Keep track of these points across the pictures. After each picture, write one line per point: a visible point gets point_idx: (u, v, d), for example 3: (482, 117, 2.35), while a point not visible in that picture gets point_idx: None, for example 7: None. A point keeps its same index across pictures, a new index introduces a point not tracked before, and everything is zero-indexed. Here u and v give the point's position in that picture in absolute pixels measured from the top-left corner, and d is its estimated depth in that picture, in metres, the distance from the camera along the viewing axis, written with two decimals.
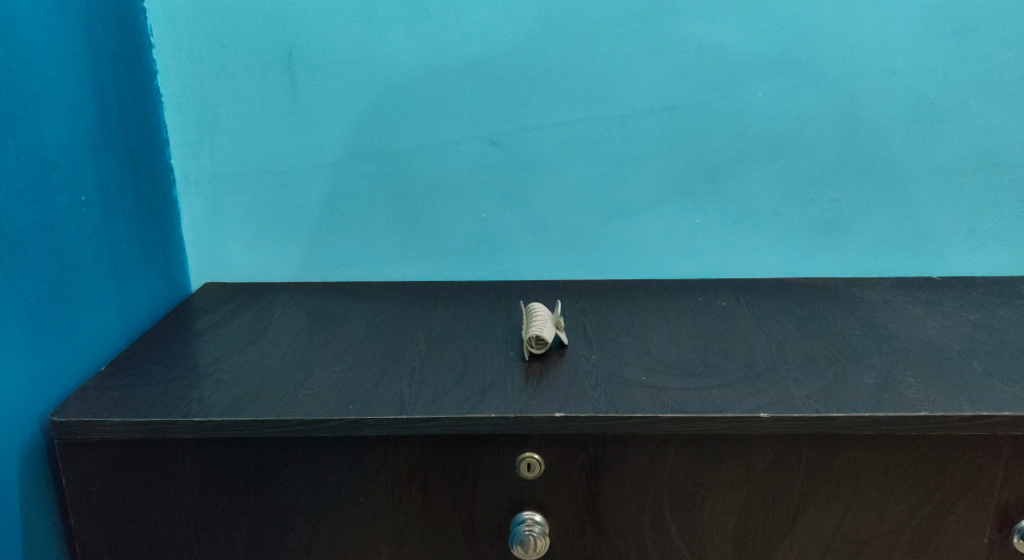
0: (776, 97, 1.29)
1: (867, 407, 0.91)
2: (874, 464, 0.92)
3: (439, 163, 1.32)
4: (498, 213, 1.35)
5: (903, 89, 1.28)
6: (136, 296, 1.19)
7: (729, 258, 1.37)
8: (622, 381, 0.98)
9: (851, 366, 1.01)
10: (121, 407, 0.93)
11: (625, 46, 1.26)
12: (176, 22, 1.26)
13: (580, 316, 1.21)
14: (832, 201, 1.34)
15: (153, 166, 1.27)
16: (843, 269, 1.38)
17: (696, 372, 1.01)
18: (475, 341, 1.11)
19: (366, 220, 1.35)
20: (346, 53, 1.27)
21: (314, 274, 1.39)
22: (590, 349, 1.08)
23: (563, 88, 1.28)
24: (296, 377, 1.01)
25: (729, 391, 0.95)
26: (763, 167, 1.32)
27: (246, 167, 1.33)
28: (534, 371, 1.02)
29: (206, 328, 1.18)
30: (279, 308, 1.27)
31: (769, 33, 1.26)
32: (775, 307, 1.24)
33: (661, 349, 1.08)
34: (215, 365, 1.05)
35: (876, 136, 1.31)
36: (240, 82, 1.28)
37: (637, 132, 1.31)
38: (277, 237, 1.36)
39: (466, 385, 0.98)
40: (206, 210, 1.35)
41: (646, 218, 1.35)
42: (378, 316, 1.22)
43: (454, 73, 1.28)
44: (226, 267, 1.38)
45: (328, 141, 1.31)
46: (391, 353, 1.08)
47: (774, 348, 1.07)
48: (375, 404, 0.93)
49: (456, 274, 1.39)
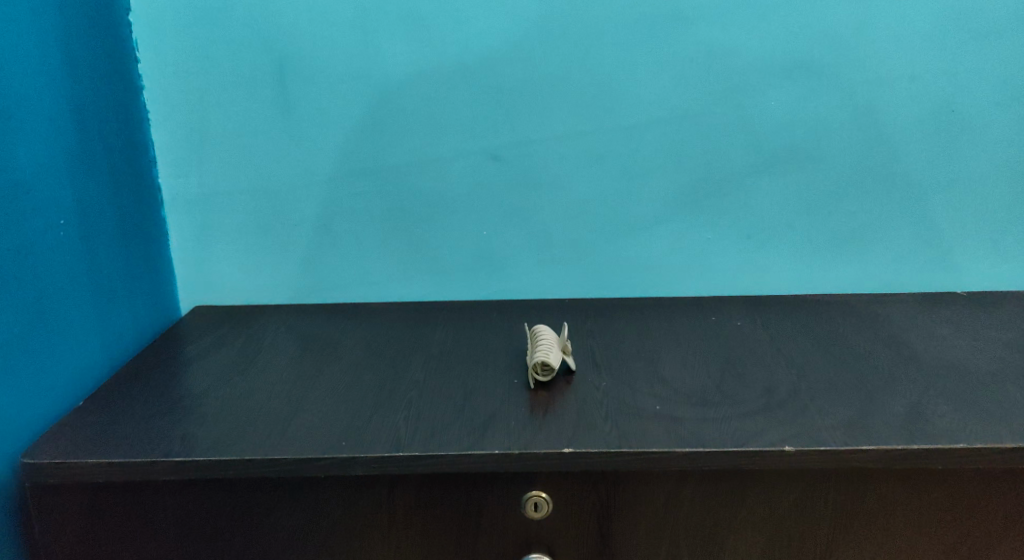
0: (789, 106, 1.23)
1: (899, 439, 0.84)
2: (908, 502, 0.86)
3: (438, 179, 1.27)
4: (500, 230, 1.29)
5: (923, 96, 1.22)
6: (119, 324, 1.14)
7: (743, 274, 1.31)
8: (634, 412, 0.92)
9: (879, 393, 0.95)
10: (97, 447, 0.87)
11: (630, 55, 1.21)
12: (161, 35, 1.20)
13: (588, 338, 1.15)
14: (849, 214, 1.28)
15: (139, 186, 1.22)
16: (862, 284, 1.31)
17: (713, 400, 0.94)
18: (477, 368, 1.05)
19: (361, 239, 1.29)
20: (338, 64, 1.21)
21: (308, 296, 1.33)
22: (599, 376, 1.02)
23: (566, 99, 1.23)
24: (286, 411, 0.95)
25: (750, 422, 0.89)
26: (777, 180, 1.26)
27: (236, 186, 1.27)
28: (539, 401, 0.95)
29: (194, 357, 1.13)
30: (270, 333, 1.21)
31: (781, 39, 1.20)
32: (793, 326, 1.17)
33: (675, 376, 1.01)
34: (200, 399, 0.99)
35: (895, 146, 1.25)
36: (229, 97, 1.23)
37: (645, 144, 1.25)
38: (269, 258, 1.31)
39: (467, 418, 0.92)
40: (195, 231, 1.29)
41: (655, 234, 1.29)
42: (374, 341, 1.16)
43: (452, 85, 1.22)
44: (216, 289, 1.33)
45: (321, 157, 1.26)
46: (387, 382, 1.02)
47: (794, 374, 1.01)
48: (369, 441, 0.87)
49: (456, 294, 1.33)
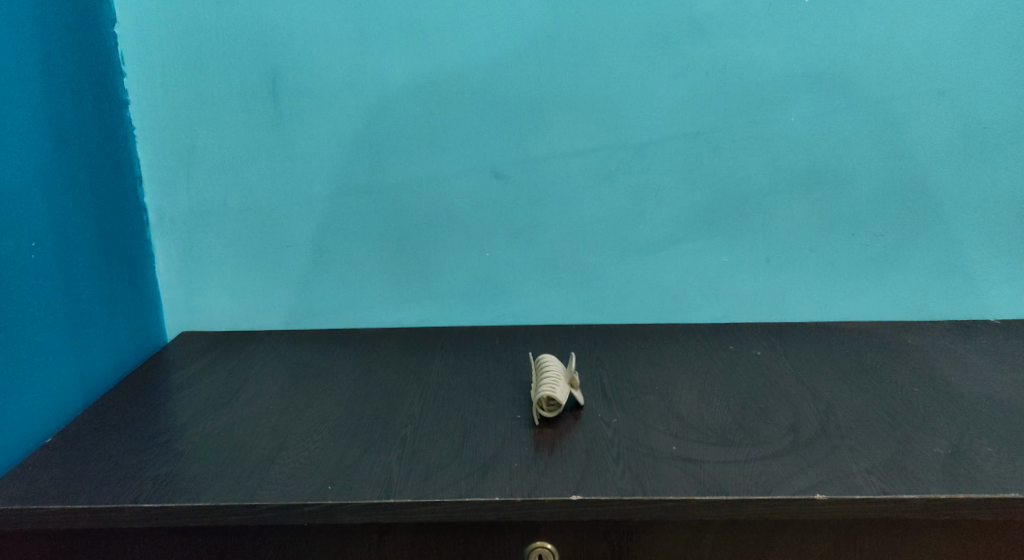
0: (810, 122, 1.16)
1: (943, 487, 0.76)
2: (949, 553, 0.79)
3: (439, 198, 1.20)
4: (503, 252, 1.22)
5: (954, 113, 1.15)
6: (95, 352, 1.07)
7: (762, 300, 1.24)
8: (649, 453, 0.84)
9: (915, 433, 0.87)
10: (60, 492, 0.80)
11: (642, 68, 1.14)
12: (148, 48, 1.15)
13: (597, 368, 1.07)
14: (876, 236, 1.20)
15: (122, 205, 1.15)
16: (889, 311, 1.23)
17: (734, 440, 0.87)
18: (477, 401, 0.98)
19: (357, 261, 1.23)
20: (334, 78, 1.15)
21: (301, 321, 1.26)
22: (609, 411, 0.94)
23: (576, 115, 1.16)
24: (269, 450, 0.87)
25: (776, 465, 0.81)
26: (798, 200, 1.19)
27: (226, 206, 1.21)
28: (545, 440, 0.88)
29: (177, 388, 1.06)
30: (259, 361, 1.14)
31: (802, 51, 1.13)
32: (817, 356, 1.10)
33: (691, 412, 0.94)
34: (179, 435, 0.92)
35: (923, 164, 1.17)
36: (218, 112, 1.17)
37: (658, 162, 1.18)
38: (260, 281, 1.24)
39: (466, 459, 0.84)
40: (182, 252, 1.23)
41: (668, 257, 1.22)
42: (369, 371, 1.09)
43: (454, 100, 1.16)
44: (203, 313, 1.26)
45: (316, 175, 1.19)
46: (380, 417, 0.94)
47: (822, 410, 0.93)
48: (357, 485, 0.80)
49: (456, 319, 1.26)
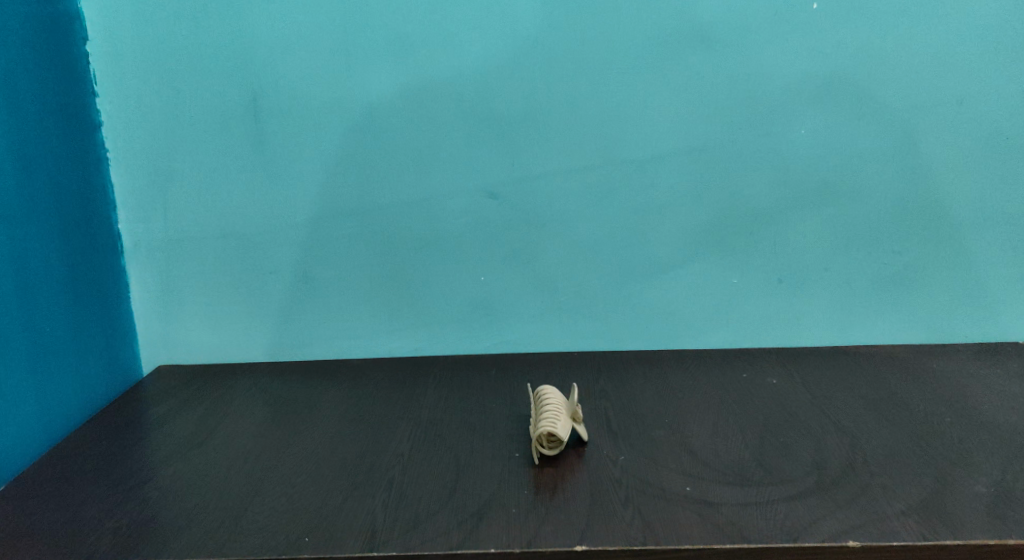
0: (821, 135, 1.09)
1: (989, 532, 0.70)
2: None
3: (430, 220, 1.13)
4: (499, 276, 1.15)
5: (974, 124, 1.08)
6: (61, 391, 1.01)
7: (775, 324, 1.17)
8: (660, 495, 0.78)
9: (952, 469, 0.81)
10: (13, 550, 0.75)
11: (643, 81, 1.08)
12: (121, 66, 1.08)
13: (601, 399, 1.00)
14: (894, 254, 1.13)
15: (94, 232, 1.09)
16: (910, 334, 1.16)
17: (753, 479, 0.80)
18: (471, 439, 0.91)
19: (344, 287, 1.16)
20: (317, 95, 1.09)
21: (286, 352, 1.19)
22: (616, 447, 0.87)
23: (573, 131, 1.09)
24: (242, 496, 0.82)
25: (800, 507, 0.75)
26: (811, 217, 1.12)
27: (206, 231, 1.14)
28: (546, 481, 0.81)
29: (151, 428, 1.00)
30: (239, 398, 1.07)
31: (812, 60, 1.06)
32: (838, 382, 1.02)
33: (705, 447, 0.87)
34: (146, 486, 0.85)
35: (942, 178, 1.10)
36: (196, 133, 1.10)
37: (660, 180, 1.11)
38: (242, 310, 1.17)
39: (458, 504, 0.78)
40: (159, 281, 1.16)
41: (674, 279, 1.15)
42: (355, 407, 1.02)
43: (444, 116, 1.09)
44: (183, 346, 1.19)
45: (299, 198, 1.12)
46: (364, 461, 0.88)
47: (847, 443, 0.86)
48: (336, 535, 0.74)
49: (451, 348, 1.19)
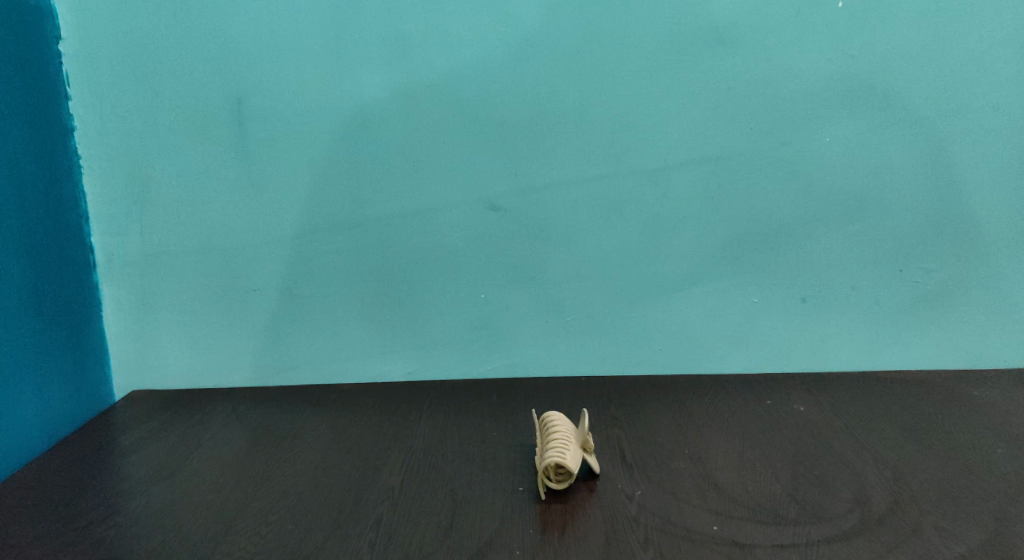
0: (847, 143, 1.02)
1: None
2: None
3: (426, 234, 1.05)
4: (501, 294, 1.07)
5: (1011, 132, 1.01)
6: (20, 419, 0.92)
7: (797, 347, 1.08)
8: (685, 537, 0.69)
9: (1010, 506, 0.72)
10: None
11: (656, 84, 1.00)
12: (96, 66, 1.00)
13: (612, 428, 0.91)
14: (926, 272, 1.05)
15: (63, 246, 1.00)
16: (941, 358, 1.08)
17: (787, 516, 0.71)
18: (471, 472, 0.82)
19: (333, 306, 1.07)
20: (306, 99, 1.01)
21: (270, 377, 1.11)
22: (632, 481, 0.78)
23: (581, 138, 1.02)
24: (212, 535, 0.73)
25: (844, 551, 0.67)
26: (836, 232, 1.04)
27: (185, 245, 1.06)
28: (554, 519, 0.73)
29: (118, 459, 0.90)
30: (216, 426, 0.98)
31: (837, 63, 0.99)
32: (871, 410, 0.94)
33: (731, 481, 0.78)
34: (104, 523, 0.76)
35: (977, 191, 1.03)
36: (175, 139, 1.02)
37: (674, 191, 1.03)
38: (223, 331, 1.08)
39: (455, 546, 0.69)
40: (134, 299, 1.07)
41: (689, 298, 1.07)
42: (343, 436, 0.93)
43: (442, 122, 1.02)
44: (159, 370, 1.10)
45: (285, 209, 1.04)
46: (351, 495, 0.79)
47: (888, 477, 0.78)
48: None
49: (448, 372, 1.10)
